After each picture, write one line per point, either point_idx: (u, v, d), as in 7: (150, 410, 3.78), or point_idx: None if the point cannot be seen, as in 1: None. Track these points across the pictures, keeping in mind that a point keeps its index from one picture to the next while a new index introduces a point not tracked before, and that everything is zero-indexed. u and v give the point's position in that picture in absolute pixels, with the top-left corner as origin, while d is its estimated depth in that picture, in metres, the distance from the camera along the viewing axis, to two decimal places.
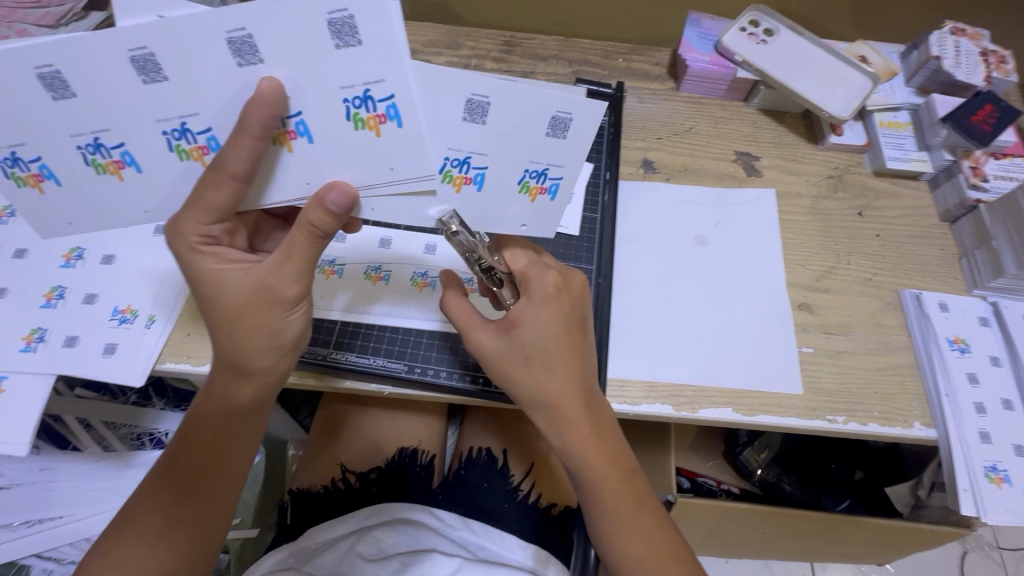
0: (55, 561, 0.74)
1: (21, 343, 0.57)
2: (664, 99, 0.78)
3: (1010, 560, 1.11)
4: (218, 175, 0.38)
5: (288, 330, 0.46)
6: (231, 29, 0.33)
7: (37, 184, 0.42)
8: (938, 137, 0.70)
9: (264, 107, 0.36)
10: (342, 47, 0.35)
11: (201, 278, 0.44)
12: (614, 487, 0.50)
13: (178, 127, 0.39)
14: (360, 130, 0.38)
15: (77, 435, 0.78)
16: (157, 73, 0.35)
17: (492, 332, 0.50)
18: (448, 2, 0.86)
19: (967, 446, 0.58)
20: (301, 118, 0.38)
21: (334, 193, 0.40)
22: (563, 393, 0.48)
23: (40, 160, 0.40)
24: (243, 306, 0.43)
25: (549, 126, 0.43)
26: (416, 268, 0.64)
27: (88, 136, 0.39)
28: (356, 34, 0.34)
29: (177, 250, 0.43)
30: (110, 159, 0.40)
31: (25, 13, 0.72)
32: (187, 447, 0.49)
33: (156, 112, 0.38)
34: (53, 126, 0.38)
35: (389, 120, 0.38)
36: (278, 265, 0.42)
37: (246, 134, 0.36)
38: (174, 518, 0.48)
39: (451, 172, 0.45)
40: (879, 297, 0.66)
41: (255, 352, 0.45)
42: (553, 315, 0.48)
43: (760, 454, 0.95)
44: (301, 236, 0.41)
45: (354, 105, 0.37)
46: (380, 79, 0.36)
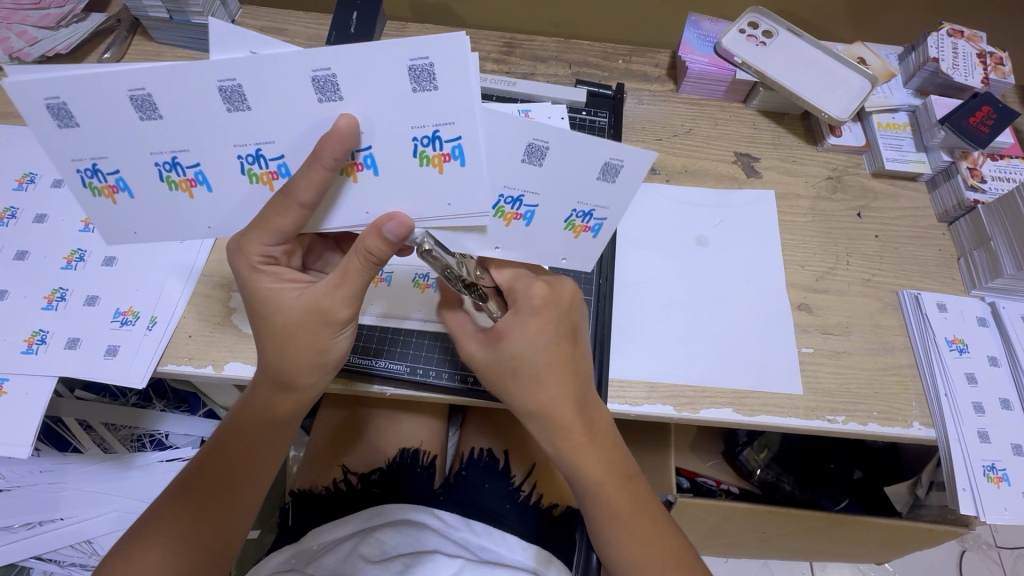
0: (54, 563, 0.76)
1: (22, 346, 0.57)
2: (663, 101, 0.78)
3: (1007, 558, 1.12)
4: (286, 202, 0.39)
5: (335, 350, 0.47)
6: (318, 68, 0.35)
7: (111, 195, 0.41)
8: (936, 139, 0.70)
9: (339, 142, 0.36)
10: (419, 90, 0.36)
11: (259, 297, 0.46)
12: (614, 494, 0.50)
13: (252, 152, 0.39)
14: (424, 167, 0.39)
15: (77, 436, 0.78)
16: (240, 103, 0.36)
17: (480, 344, 0.51)
18: (447, 4, 0.86)
19: (966, 445, 0.58)
20: (370, 153, 0.39)
21: (391, 223, 0.40)
22: (554, 402, 0.49)
23: (118, 173, 0.39)
24: (294, 325, 0.45)
25: (600, 172, 0.42)
26: (417, 270, 0.63)
27: (166, 154, 0.38)
28: (434, 80, 0.35)
29: (239, 268, 0.45)
30: (184, 177, 0.40)
31: (26, 15, 0.71)
32: (218, 453, 0.50)
33: (233, 137, 0.38)
34: (134, 142, 0.37)
35: (453, 159, 0.39)
36: (332, 289, 0.44)
37: (319, 165, 0.37)
38: (187, 527, 0.47)
39: (502, 208, 0.44)
40: (878, 298, 0.66)
41: (300, 368, 0.47)
42: (541, 326, 0.48)
43: (759, 454, 0.95)
44: (355, 262, 0.42)
45: (421, 143, 0.38)
46: (451, 122, 0.37)
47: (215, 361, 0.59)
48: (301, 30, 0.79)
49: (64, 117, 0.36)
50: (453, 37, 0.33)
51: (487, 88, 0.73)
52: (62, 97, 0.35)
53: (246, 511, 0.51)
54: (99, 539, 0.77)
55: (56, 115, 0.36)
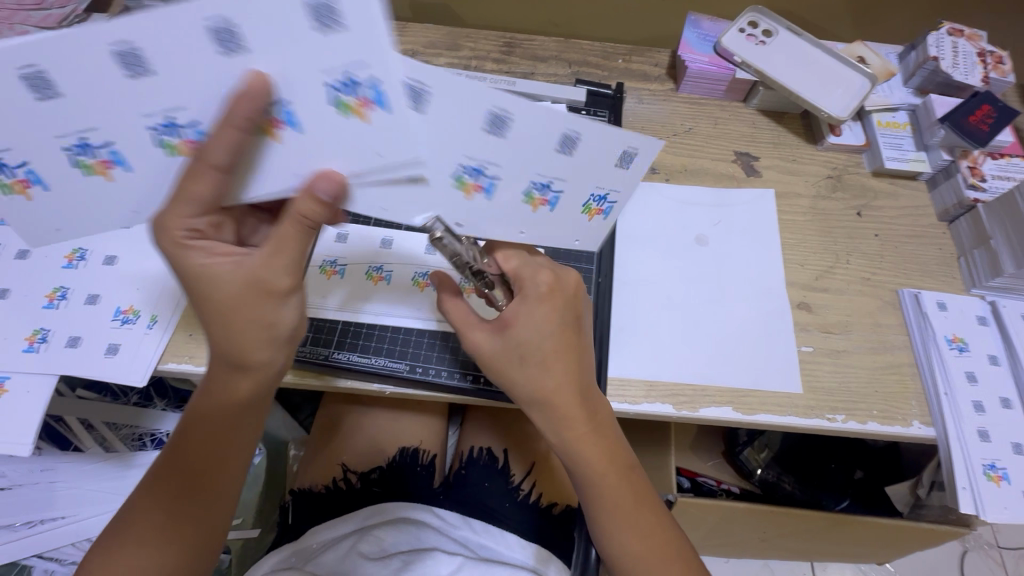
0: (55, 562, 0.75)
1: (23, 344, 0.57)
2: (663, 100, 0.78)
3: (1009, 558, 1.11)
4: (200, 166, 0.37)
5: (283, 322, 0.45)
6: (208, 16, 0.31)
7: (24, 189, 0.41)
8: (936, 137, 0.70)
9: (249, 100, 0.34)
10: (324, 30, 0.32)
11: (191, 275, 0.42)
12: (613, 484, 0.51)
13: (163, 122, 0.37)
14: (347, 117, 0.36)
15: (78, 435, 0.78)
16: (140, 68, 0.33)
17: (487, 332, 0.50)
18: (446, 4, 0.86)
19: (966, 444, 0.58)
20: (289, 109, 0.36)
21: (322, 181, 0.39)
22: (558, 390, 0.49)
23: (25, 165, 0.39)
24: (236, 300, 0.43)
25: (561, 144, 0.41)
26: (416, 268, 0.64)
27: (74, 137, 0.37)
28: (338, 15, 0.31)
29: (161, 245, 0.41)
30: (98, 159, 0.39)
31: (27, 16, 0.72)
32: (184, 445, 0.49)
33: (141, 108, 0.36)
34: (34, 129, 0.36)
35: (376, 105, 0.35)
36: (270, 257, 0.42)
37: (229, 125, 0.35)
38: (171, 520, 0.48)
39: (463, 179, 0.42)
40: (878, 297, 0.66)
41: (252, 348, 0.45)
42: (548, 314, 0.49)
43: (759, 454, 0.95)
44: (293, 228, 0.41)
45: (337, 91, 0.35)
46: (361, 62, 0.33)
47: None
48: None
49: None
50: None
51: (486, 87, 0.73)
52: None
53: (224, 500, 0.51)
54: None
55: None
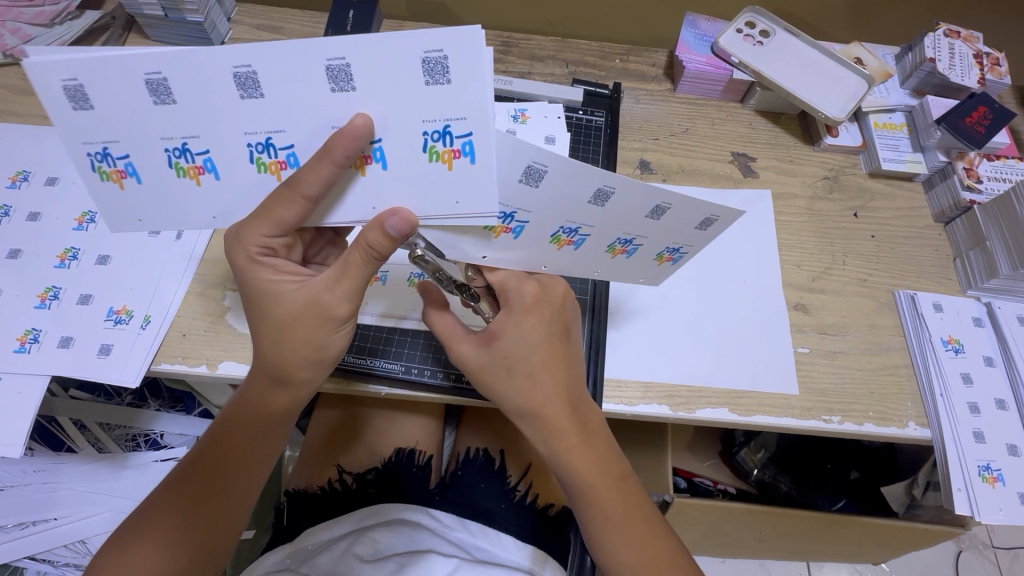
0: (49, 563, 0.75)
1: (15, 344, 0.56)
2: (660, 100, 0.78)
3: (1003, 558, 1.12)
4: (291, 194, 0.39)
5: (333, 346, 0.46)
6: (332, 58, 0.34)
7: (118, 179, 0.40)
8: (932, 139, 0.70)
9: (350, 139, 0.36)
10: (432, 83, 0.35)
11: (257, 290, 0.45)
12: (607, 495, 0.50)
13: (263, 141, 0.38)
14: (435, 162, 0.39)
15: (72, 436, 0.78)
16: (254, 90, 0.36)
17: (474, 345, 0.50)
18: (442, 2, 0.86)
19: (961, 445, 0.58)
20: (380, 146, 0.38)
21: (394, 218, 0.40)
22: (548, 401, 0.49)
23: (127, 157, 0.39)
24: (292, 318, 0.45)
25: (649, 211, 0.44)
26: (412, 269, 0.63)
27: (177, 141, 0.38)
28: (448, 73, 0.35)
29: (236, 258, 0.44)
30: (194, 164, 0.39)
31: (20, 12, 0.72)
32: (211, 449, 0.50)
33: (245, 126, 0.37)
34: (144, 128, 0.37)
35: (463, 156, 0.38)
36: (332, 283, 0.44)
37: (330, 161, 0.37)
38: (188, 523, 0.48)
39: (559, 236, 0.46)
40: (874, 298, 0.66)
41: (296, 363, 0.46)
42: (535, 325, 0.49)
43: (755, 454, 0.95)
44: (359, 255, 0.41)
45: (432, 139, 0.38)
46: (462, 117, 0.36)
47: (210, 360, 0.58)
48: (297, 27, 0.79)
49: (80, 100, 0.36)
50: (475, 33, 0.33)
51: None
52: (77, 78, 0.34)
53: (237, 509, 0.51)
54: (92, 538, 0.76)
55: (73, 97, 0.35)
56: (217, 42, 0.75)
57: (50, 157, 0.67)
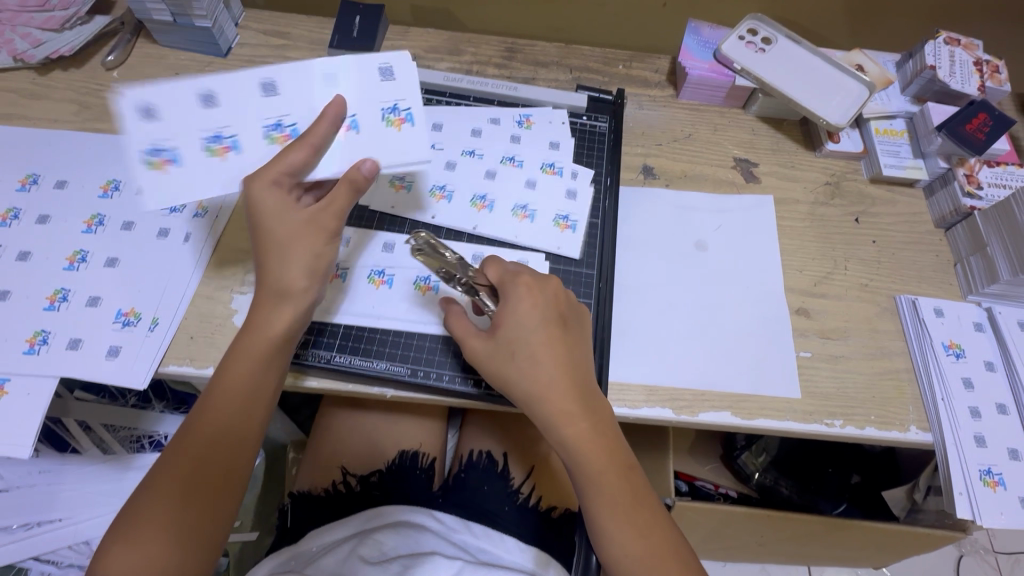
0: (53, 564, 0.76)
1: (24, 346, 0.57)
2: (663, 106, 0.79)
3: (1004, 563, 1.12)
4: (301, 143, 0.50)
5: (330, 261, 0.52)
6: (327, 64, 0.56)
7: (223, 154, 0.54)
8: (933, 145, 0.71)
9: (338, 104, 0.52)
10: (386, 80, 0.57)
11: (263, 219, 0.50)
12: (614, 482, 0.50)
13: (274, 122, 0.54)
14: (389, 127, 0.56)
15: (76, 436, 0.78)
16: (335, 84, 0.56)
17: (482, 337, 0.53)
18: (447, 9, 0.87)
19: (962, 448, 0.59)
20: (355, 118, 0.55)
21: (368, 161, 0.52)
22: (553, 382, 0.50)
23: (173, 147, 0.53)
24: (294, 235, 0.50)
25: (524, 182, 0.70)
26: (419, 272, 0.64)
27: (214, 129, 0.54)
28: (393, 75, 0.57)
29: (251, 191, 0.50)
30: (284, 133, 0.54)
31: (30, 17, 0.72)
32: (210, 415, 0.48)
33: (265, 113, 0.54)
34: (192, 124, 0.53)
35: (408, 122, 0.56)
36: (330, 204, 0.50)
37: (325, 121, 0.51)
38: (189, 499, 0.46)
39: (475, 202, 0.68)
40: (876, 303, 0.67)
41: (296, 275, 0.50)
42: (531, 307, 0.51)
43: (756, 458, 0.95)
44: (345, 188, 0.50)
45: (387, 112, 0.56)
46: (403, 98, 0.57)
47: (216, 362, 0.59)
48: (303, 33, 0.80)
49: (147, 114, 0.53)
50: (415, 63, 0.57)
51: (488, 92, 0.75)
52: (148, 97, 0.53)
53: (240, 472, 0.49)
54: (96, 540, 0.77)
55: (141, 113, 0.52)
56: (225, 48, 0.76)
57: (58, 161, 0.68)
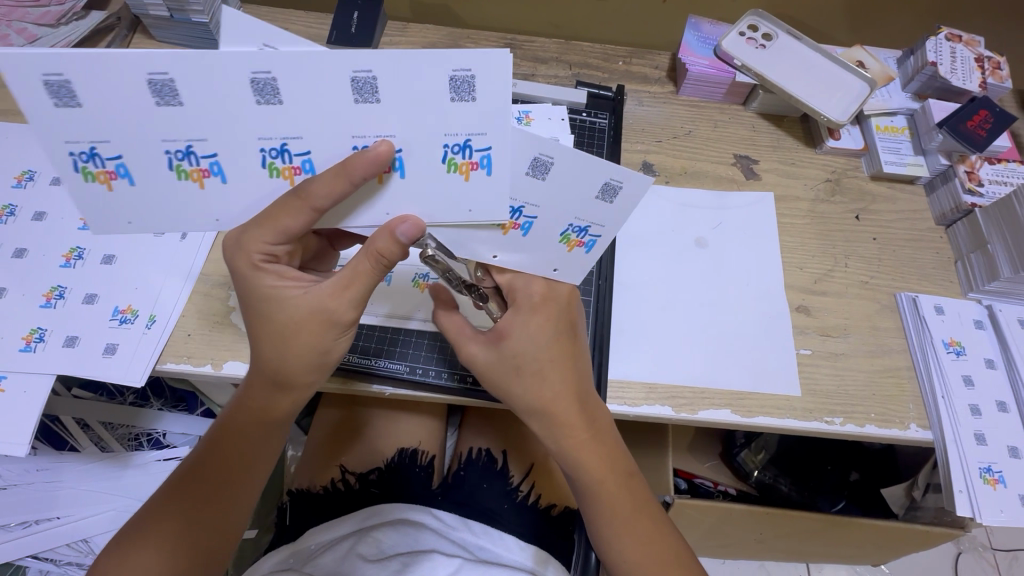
0: (50, 562, 0.77)
1: (21, 343, 0.57)
2: (663, 103, 0.78)
3: (1002, 560, 1.12)
4: (299, 205, 0.38)
5: (336, 351, 0.47)
6: (359, 70, 0.33)
7: (198, 179, 0.38)
8: (933, 143, 0.71)
9: (372, 163, 0.36)
10: (458, 101, 0.35)
11: (261, 295, 0.45)
12: (614, 492, 0.51)
13: (277, 146, 0.37)
14: (560, 243, 0.46)
15: (73, 434, 0.78)
16: (370, 96, 0.34)
17: (482, 344, 0.50)
18: (447, 5, 0.87)
19: (962, 447, 0.59)
20: (400, 156, 0.38)
21: (404, 225, 0.40)
22: (557, 398, 0.49)
23: (120, 158, 0.36)
24: (298, 324, 0.45)
25: None
26: (417, 270, 0.63)
27: (182, 143, 0.36)
28: (474, 92, 0.34)
29: (239, 265, 0.44)
30: (290, 165, 0.38)
31: (25, 12, 0.72)
32: (212, 454, 0.50)
33: (262, 132, 0.36)
34: (145, 128, 0.35)
35: (481, 168, 0.38)
36: (337, 291, 0.44)
37: (346, 177, 0.36)
38: (187, 527, 0.48)
39: None
40: (876, 300, 0.67)
41: (299, 369, 0.47)
42: (542, 324, 0.49)
43: (756, 455, 0.95)
44: (366, 263, 0.42)
45: (451, 151, 0.37)
46: (483, 132, 0.36)
47: (215, 360, 0.59)
48: (300, 28, 0.79)
49: (63, 96, 0.32)
50: (648, 177, 0.39)
51: None
52: (63, 74, 0.31)
53: (240, 506, 0.51)
54: (95, 537, 0.76)
55: (55, 92, 0.32)
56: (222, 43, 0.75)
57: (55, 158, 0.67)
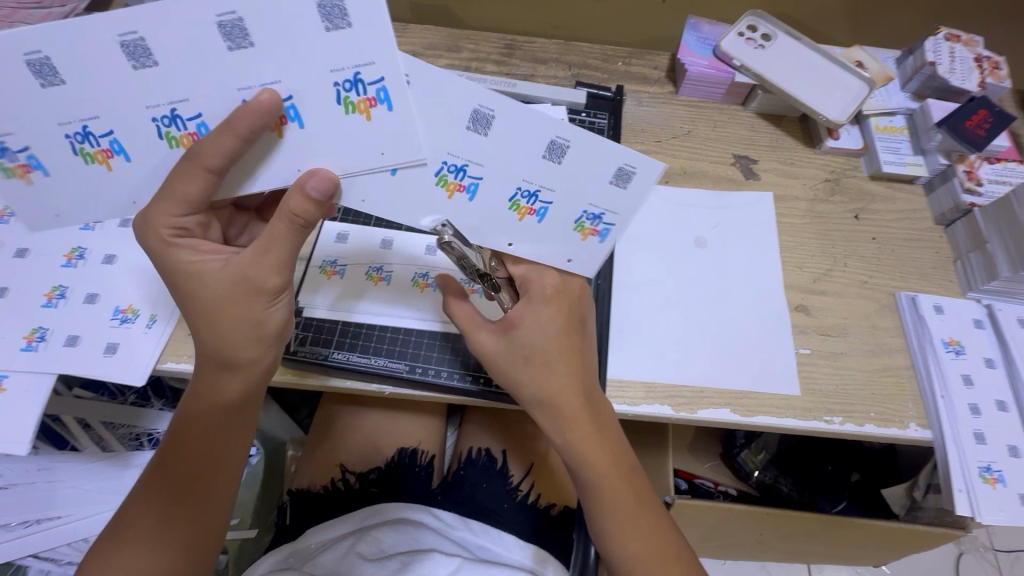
0: (52, 561, 0.75)
1: (22, 343, 0.57)
2: (662, 103, 0.78)
3: (1004, 561, 1.12)
4: (192, 168, 0.39)
5: (271, 321, 0.47)
6: None
7: (279, 127, 0.39)
8: (932, 142, 0.71)
9: (256, 113, 0.36)
10: (473, 129, 0.40)
11: (181, 272, 0.44)
12: (615, 486, 0.51)
13: (167, 113, 0.38)
14: (575, 232, 0.47)
15: (75, 434, 0.77)
16: (337, 18, 0.34)
17: (492, 333, 0.51)
18: (448, 6, 0.87)
19: (961, 446, 0.59)
20: (382, 85, 0.37)
21: (314, 180, 0.40)
22: (564, 391, 0.49)
23: (201, 117, 0.38)
24: (220, 297, 0.44)
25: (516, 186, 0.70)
26: (417, 269, 0.64)
27: (255, 90, 0.37)
28: (488, 127, 0.40)
29: (150, 243, 0.43)
30: (272, 115, 0.38)
31: (28, 15, 0.72)
32: (179, 444, 0.49)
33: (330, 63, 0.36)
34: (223, 78, 0.36)
35: (380, 104, 0.38)
36: (256, 257, 0.43)
37: (232, 132, 0.37)
38: (172, 521, 0.48)
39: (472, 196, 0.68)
40: (875, 299, 0.67)
41: (236, 342, 0.46)
42: (553, 315, 0.49)
43: (756, 456, 0.96)
44: (283, 226, 0.41)
45: (344, 89, 0.37)
46: (369, 61, 0.36)
47: None
48: None
49: (139, 56, 0.35)
50: (657, 163, 0.41)
51: (486, 89, 0.75)
52: (41, 51, 0.34)
53: (220, 496, 0.51)
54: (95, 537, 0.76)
55: (38, 71, 0.35)
56: None
57: None
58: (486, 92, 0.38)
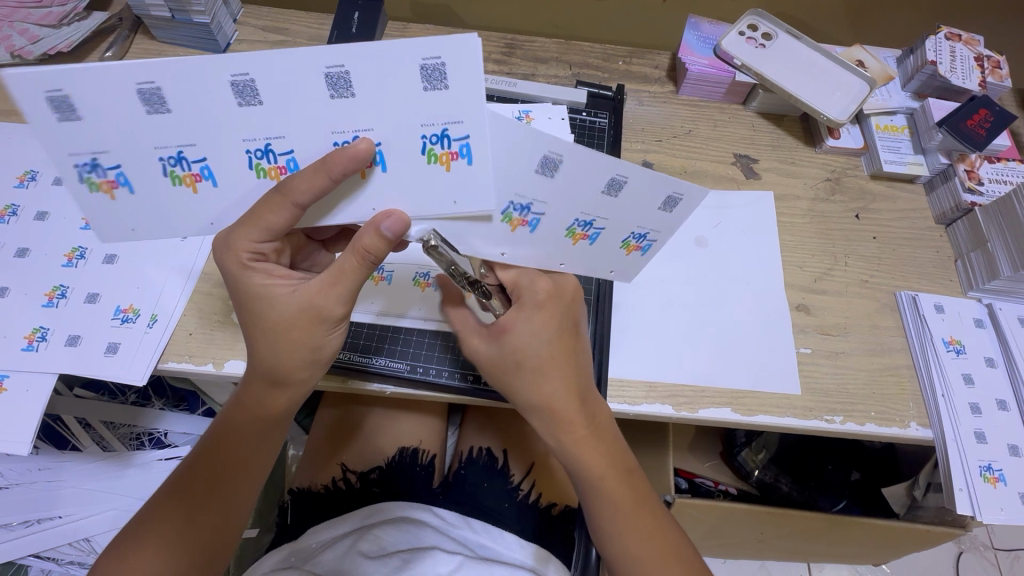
0: (52, 561, 0.76)
1: (23, 343, 0.57)
2: (663, 102, 0.78)
3: (1003, 560, 1.12)
4: (281, 201, 0.39)
5: (329, 346, 0.47)
6: (428, 57, 0.34)
7: (276, 175, 0.40)
8: (933, 141, 0.71)
9: (350, 160, 0.37)
10: (541, 171, 0.41)
11: (251, 293, 0.45)
12: (614, 487, 0.51)
13: (261, 147, 0.38)
14: (620, 249, 0.49)
15: (76, 435, 0.78)
16: (438, 82, 0.35)
17: (485, 339, 0.51)
18: (448, 5, 0.87)
19: (962, 446, 0.59)
20: (466, 143, 0.38)
21: (389, 220, 0.40)
22: (560, 395, 0.49)
23: (205, 161, 0.39)
24: (286, 322, 0.45)
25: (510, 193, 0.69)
26: (418, 268, 0.63)
27: (262, 142, 0.38)
28: (555, 171, 0.41)
29: (227, 264, 0.44)
30: (276, 165, 0.40)
31: (27, 14, 0.72)
32: (211, 452, 0.50)
33: (333, 125, 0.37)
34: (226, 131, 0.37)
35: (460, 158, 0.39)
36: (325, 287, 0.44)
37: (325, 174, 0.37)
38: (187, 524, 0.48)
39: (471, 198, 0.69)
40: (876, 299, 0.67)
41: (293, 365, 0.47)
42: (546, 321, 0.49)
43: (756, 455, 0.95)
44: (353, 261, 0.42)
45: (430, 142, 0.38)
46: (458, 121, 0.37)
47: (216, 359, 0.59)
48: (301, 29, 0.80)
49: (155, 103, 0.35)
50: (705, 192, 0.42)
51: (485, 88, 0.75)
52: (155, 82, 0.34)
53: (241, 501, 0.51)
54: (96, 537, 0.76)
55: (148, 98, 0.35)
56: (223, 44, 0.75)
57: None
58: (558, 139, 0.38)
